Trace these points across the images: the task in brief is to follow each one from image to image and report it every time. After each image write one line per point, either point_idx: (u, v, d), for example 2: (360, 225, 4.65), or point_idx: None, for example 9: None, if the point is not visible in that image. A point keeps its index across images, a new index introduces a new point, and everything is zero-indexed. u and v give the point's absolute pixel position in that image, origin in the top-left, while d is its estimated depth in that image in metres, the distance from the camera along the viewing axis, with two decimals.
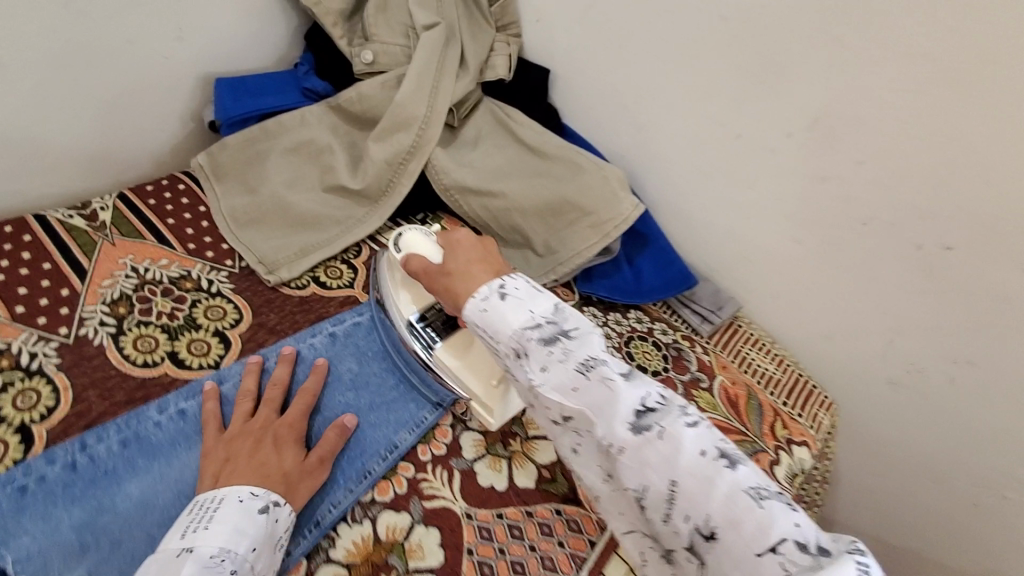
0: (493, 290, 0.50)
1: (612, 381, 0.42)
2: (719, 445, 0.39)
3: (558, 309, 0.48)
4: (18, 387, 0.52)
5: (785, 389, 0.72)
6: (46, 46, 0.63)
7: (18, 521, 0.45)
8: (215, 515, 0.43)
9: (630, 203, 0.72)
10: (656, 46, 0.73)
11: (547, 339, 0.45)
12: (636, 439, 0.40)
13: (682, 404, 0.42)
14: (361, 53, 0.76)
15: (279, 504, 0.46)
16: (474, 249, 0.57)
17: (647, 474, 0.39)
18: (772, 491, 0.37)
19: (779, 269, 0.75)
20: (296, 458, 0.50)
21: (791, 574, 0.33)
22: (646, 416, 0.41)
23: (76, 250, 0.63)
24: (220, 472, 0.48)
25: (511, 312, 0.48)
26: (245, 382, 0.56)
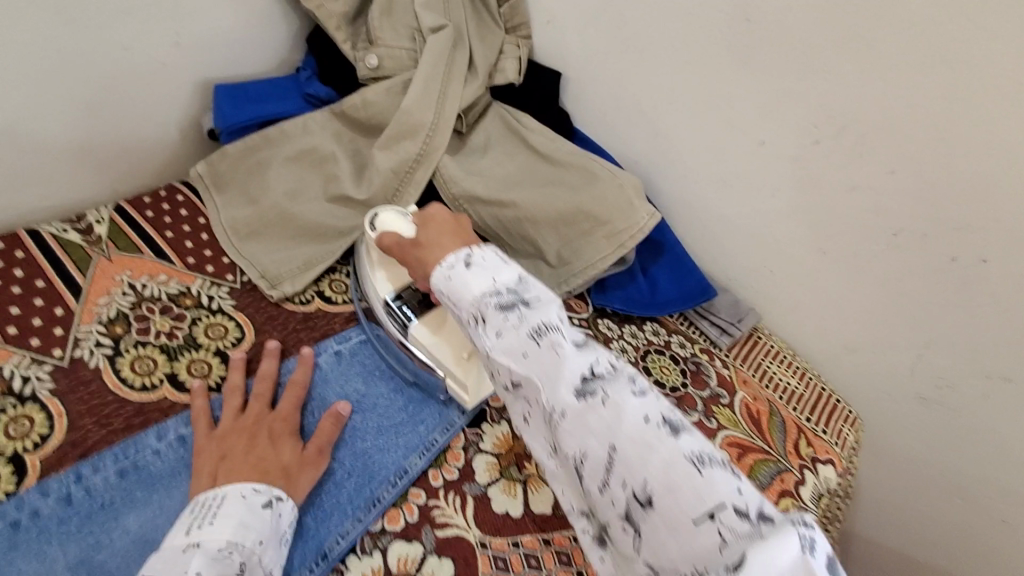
0: (459, 259, 0.50)
1: (562, 347, 0.42)
2: (664, 412, 0.40)
3: (522, 280, 0.48)
4: (10, 414, 0.49)
5: (809, 404, 0.69)
6: (38, 55, 0.60)
7: (11, 559, 0.42)
8: (220, 510, 0.43)
9: (646, 213, 0.69)
10: (674, 48, 0.70)
11: (505, 306, 0.45)
12: (579, 403, 0.40)
13: (631, 374, 0.42)
14: (366, 58, 0.73)
15: (282, 499, 0.46)
16: (448, 222, 0.57)
17: (587, 438, 0.39)
18: (715, 460, 0.37)
19: (802, 280, 0.72)
20: (294, 450, 0.50)
21: (728, 540, 0.34)
22: (592, 382, 0.41)
23: (70, 266, 0.61)
24: (216, 472, 0.47)
25: (473, 279, 0.48)
26: (231, 378, 0.55)
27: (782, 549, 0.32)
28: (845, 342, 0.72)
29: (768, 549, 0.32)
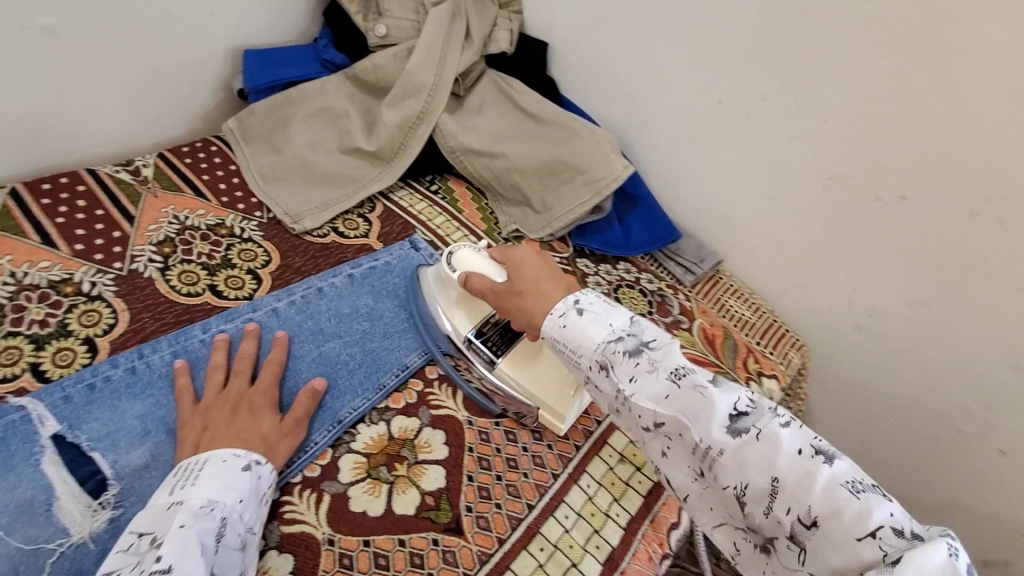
0: (570, 306, 0.51)
1: (706, 389, 0.44)
2: (813, 442, 0.41)
3: (635, 323, 0.50)
4: (82, 307, 0.60)
5: (759, 330, 0.78)
6: (97, 18, 0.70)
7: (88, 409, 0.53)
8: (201, 472, 0.47)
9: (620, 163, 0.80)
10: (645, 18, 0.80)
11: (633, 352, 0.47)
12: (734, 442, 0.42)
13: (772, 406, 0.44)
14: (375, 27, 0.83)
15: (260, 463, 0.50)
16: (543, 268, 0.57)
17: (747, 472, 0.41)
18: (869, 484, 0.39)
19: (756, 224, 0.82)
20: (272, 421, 0.54)
21: (890, 554, 0.36)
22: (740, 419, 0.43)
23: (124, 199, 0.71)
24: (199, 440, 0.51)
25: (591, 327, 0.49)
26: (214, 357, 0.58)
27: (932, 555, 0.34)
28: (795, 281, 0.82)
29: (920, 558, 0.34)
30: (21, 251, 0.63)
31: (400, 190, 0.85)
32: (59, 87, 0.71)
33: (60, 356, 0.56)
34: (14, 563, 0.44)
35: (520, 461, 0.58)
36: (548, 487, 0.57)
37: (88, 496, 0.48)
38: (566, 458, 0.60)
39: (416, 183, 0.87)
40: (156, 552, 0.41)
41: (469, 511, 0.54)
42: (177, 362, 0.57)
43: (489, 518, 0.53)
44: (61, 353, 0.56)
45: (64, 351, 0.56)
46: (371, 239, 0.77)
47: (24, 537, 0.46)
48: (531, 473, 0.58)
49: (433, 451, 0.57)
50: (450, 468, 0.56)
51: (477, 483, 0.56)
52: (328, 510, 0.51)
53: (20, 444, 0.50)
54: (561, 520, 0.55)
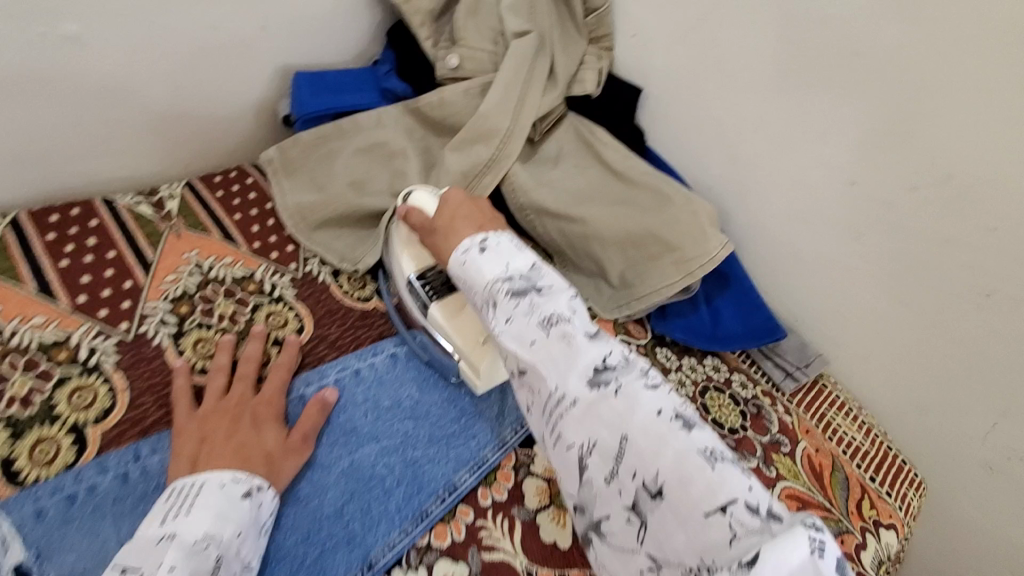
0: (475, 243, 0.52)
1: (575, 339, 0.43)
2: (677, 409, 0.40)
3: (535, 268, 0.50)
4: (74, 383, 0.49)
5: (873, 462, 0.65)
6: (131, 29, 0.60)
7: (64, 533, 0.42)
8: (197, 501, 0.41)
9: (719, 242, 0.67)
10: (766, 75, 0.67)
11: (518, 293, 0.47)
12: (592, 394, 0.40)
13: (644, 369, 0.42)
14: (446, 57, 0.72)
15: (262, 488, 0.45)
16: (464, 204, 0.58)
17: (598, 429, 0.39)
18: (725, 457, 0.37)
19: (875, 329, 0.69)
20: (278, 437, 0.49)
21: (737, 534, 0.33)
22: (605, 373, 0.41)
23: (141, 240, 0.61)
24: (197, 456, 0.45)
25: (488, 264, 0.50)
26: (217, 358, 0.53)
27: (792, 549, 0.31)
28: (919, 400, 0.68)
29: (781, 548, 0.31)
30: (12, 304, 0.52)
31: None
32: (82, 106, 0.61)
33: (40, 451, 0.45)
34: None
35: None
36: None
37: None
38: None
39: None
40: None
41: None
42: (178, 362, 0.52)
43: None
44: (40, 446, 0.46)
45: (45, 443, 0.46)
46: None
47: None
48: None
49: None
50: None
51: None
52: None
53: None
54: None
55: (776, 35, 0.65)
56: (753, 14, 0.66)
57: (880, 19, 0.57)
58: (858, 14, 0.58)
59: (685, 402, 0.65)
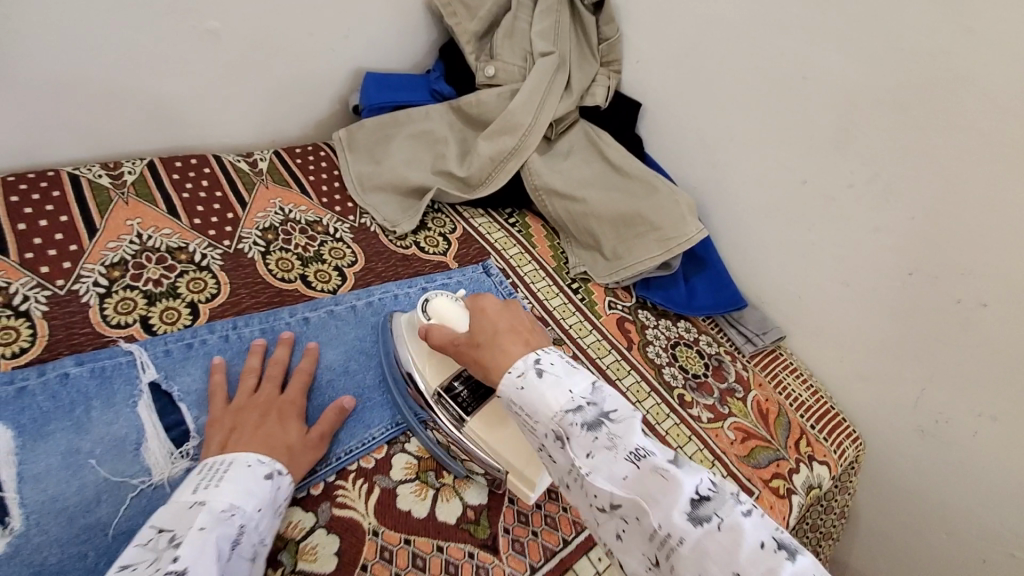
0: (530, 365, 0.49)
1: (667, 470, 0.40)
2: (775, 535, 0.38)
3: (596, 390, 0.47)
4: (191, 275, 0.66)
5: (815, 415, 0.78)
6: (252, 29, 0.80)
7: (184, 365, 0.58)
8: (226, 474, 0.47)
9: (695, 227, 0.82)
10: (739, 93, 0.83)
11: (591, 424, 0.44)
12: (696, 530, 0.37)
13: (734, 492, 0.40)
14: (484, 68, 0.91)
15: (281, 474, 0.50)
16: (501, 316, 0.56)
17: (706, 564, 0.36)
18: None
19: (824, 308, 0.82)
20: (299, 432, 0.54)
21: None
22: (701, 505, 0.39)
23: (240, 185, 0.79)
24: (227, 440, 0.51)
25: (550, 392, 0.46)
26: (250, 360, 0.59)
27: None
28: (858, 369, 0.81)
29: None
30: (148, 216, 0.70)
31: (479, 217, 0.90)
32: (208, 81, 0.81)
33: (167, 314, 0.62)
34: (102, 491, 0.49)
35: (560, 495, 0.60)
36: (585, 526, 0.58)
37: (171, 442, 0.53)
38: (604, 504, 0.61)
39: (496, 214, 0.92)
40: (173, 552, 0.40)
41: (506, 532, 0.56)
42: (214, 358, 0.58)
43: (524, 544, 0.55)
44: (167, 312, 0.62)
45: (170, 310, 0.62)
46: (448, 258, 0.82)
47: (112, 469, 0.50)
48: (570, 508, 0.59)
49: None
50: (493, 486, 0.59)
51: (517, 507, 0.58)
52: (376, 502, 0.54)
53: (122, 384, 0.55)
54: (594, 561, 0.56)
55: (747, 65, 0.81)
56: (730, 48, 0.83)
57: (823, 53, 0.73)
58: (808, 49, 0.75)
59: (658, 349, 0.79)
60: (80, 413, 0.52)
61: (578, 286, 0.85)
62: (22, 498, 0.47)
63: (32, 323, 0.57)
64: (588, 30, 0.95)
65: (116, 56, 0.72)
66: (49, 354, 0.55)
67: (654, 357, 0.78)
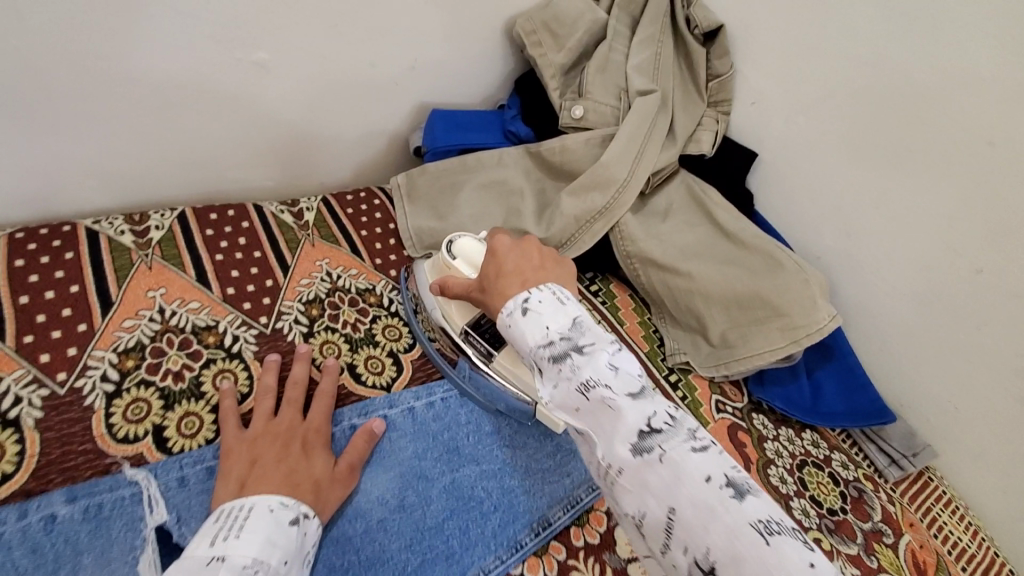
0: (517, 304, 0.45)
1: (616, 402, 0.38)
2: (727, 472, 0.35)
3: (578, 325, 0.43)
4: (218, 366, 0.54)
5: (982, 568, 0.62)
6: (306, 62, 0.68)
7: (203, 500, 0.46)
8: (246, 523, 0.40)
9: (827, 313, 0.65)
10: (893, 152, 0.67)
11: (559, 358, 0.41)
12: (635, 462, 0.36)
13: (693, 427, 0.38)
14: (571, 108, 0.76)
15: (309, 517, 0.44)
16: (512, 251, 0.52)
17: (646, 500, 0.35)
18: (783, 528, 0.32)
19: (995, 431, 0.64)
20: (326, 464, 0.48)
21: None
22: (649, 436, 0.36)
23: (283, 244, 0.67)
24: (246, 479, 0.45)
25: (529, 330, 0.44)
26: (265, 380, 0.53)
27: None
28: None
29: None
30: (174, 286, 0.58)
31: None
32: (252, 120, 0.70)
33: (186, 423, 0.50)
34: None
35: None
36: None
37: None
38: None
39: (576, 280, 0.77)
40: None
41: None
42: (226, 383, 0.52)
43: None
44: (187, 419, 0.50)
45: (190, 417, 0.50)
46: None
47: None
48: None
49: None
50: None
51: None
52: None
53: (122, 530, 0.43)
54: None
55: (910, 121, 0.65)
56: (888, 96, 0.66)
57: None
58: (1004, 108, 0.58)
59: (782, 473, 0.63)
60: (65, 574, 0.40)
61: (676, 379, 0.70)
62: None
63: (20, 435, 0.45)
64: (695, 63, 0.81)
65: (152, 95, 0.61)
66: (37, 484, 0.44)
67: (779, 483, 0.62)
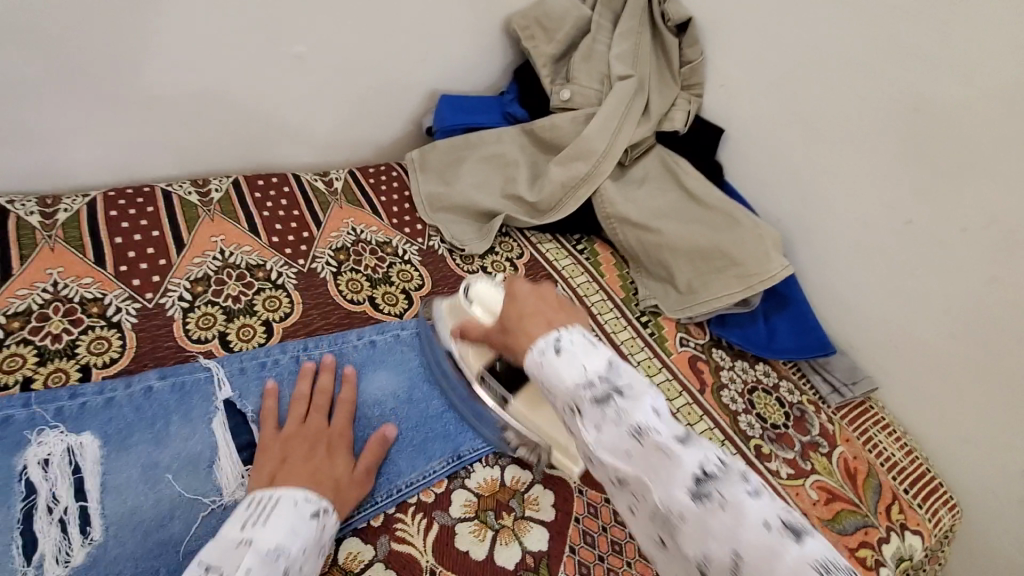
0: (550, 343, 0.44)
1: (669, 447, 0.36)
2: (783, 515, 0.34)
3: (614, 366, 0.42)
4: (267, 292, 0.68)
5: (909, 477, 0.73)
6: (336, 53, 0.82)
7: (259, 384, 0.59)
8: (272, 512, 0.46)
9: (780, 264, 0.76)
10: (835, 122, 0.77)
11: (601, 399, 0.39)
12: (696, 508, 0.34)
13: (746, 472, 0.36)
14: (560, 91, 0.89)
15: (327, 511, 0.49)
16: (534, 294, 0.51)
17: (708, 545, 0.34)
18: (841, 568, 0.32)
19: (922, 362, 0.74)
20: (346, 464, 0.54)
21: None
22: (707, 481, 0.35)
23: (316, 204, 0.81)
24: (275, 471, 0.51)
25: (566, 370, 0.42)
26: (299, 386, 0.59)
27: None
28: (957, 431, 0.73)
29: None
30: (231, 233, 0.73)
31: (547, 242, 0.88)
32: (290, 104, 0.84)
33: (243, 332, 0.64)
34: (174, 507, 0.50)
35: (625, 548, 0.57)
36: None
37: (242, 462, 0.54)
38: None
39: (564, 239, 0.89)
40: None
41: None
42: (268, 384, 0.58)
43: None
44: (244, 329, 0.64)
45: (246, 327, 0.64)
46: None
47: (185, 485, 0.51)
48: (634, 563, 0.57)
49: (539, 510, 0.58)
50: (553, 533, 0.56)
51: (579, 557, 0.55)
52: (435, 540, 0.53)
53: (199, 400, 0.56)
54: None
55: (846, 95, 0.75)
56: (828, 73, 0.77)
57: (941, 84, 0.67)
58: (920, 78, 0.68)
59: (734, 394, 0.75)
60: (161, 426, 0.54)
61: (647, 320, 0.81)
62: (103, 509, 0.49)
63: (122, 334, 0.60)
64: (669, 52, 0.93)
65: (212, 82, 0.76)
66: (136, 366, 0.58)
67: (730, 402, 0.74)
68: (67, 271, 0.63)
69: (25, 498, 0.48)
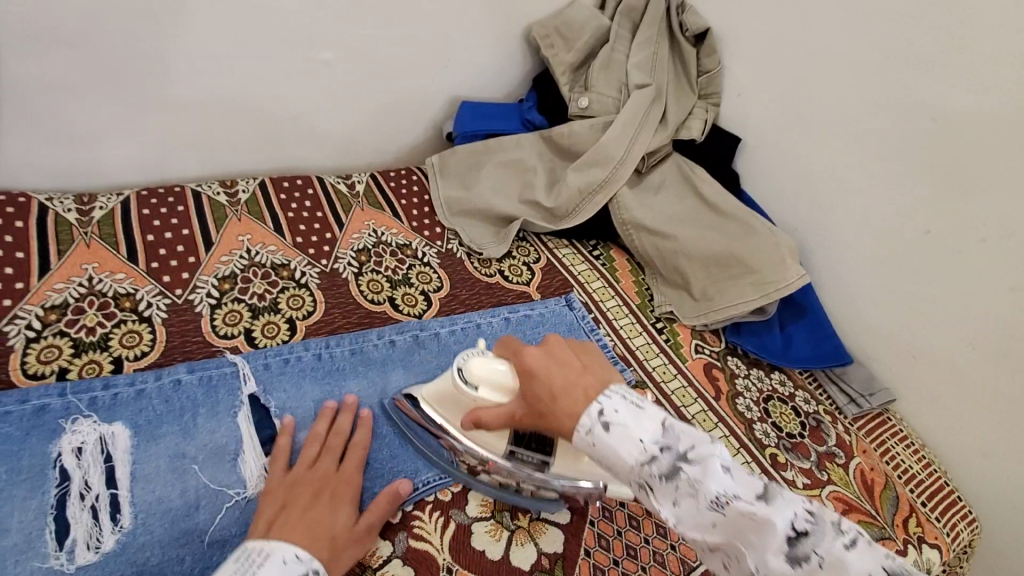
0: (595, 418, 0.42)
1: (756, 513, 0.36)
2: (884, 564, 0.34)
3: (669, 428, 0.41)
4: (291, 291, 0.70)
5: (926, 490, 0.72)
6: (360, 60, 0.85)
7: (282, 380, 0.61)
8: (257, 571, 0.43)
9: (797, 272, 0.76)
10: (852, 132, 0.77)
11: (669, 473, 0.39)
12: (796, 572, 0.35)
13: (836, 519, 0.37)
14: (578, 99, 0.90)
15: (320, 575, 0.45)
16: (550, 359, 0.47)
17: None
18: None
19: (939, 371, 0.74)
20: (348, 519, 0.51)
21: None
22: (800, 541, 0.35)
23: (339, 206, 0.83)
24: (274, 519, 0.49)
25: (622, 445, 0.40)
26: (317, 425, 0.57)
27: None
28: (976, 441, 0.72)
29: None
30: (257, 233, 0.75)
31: (564, 248, 0.89)
32: (315, 107, 0.86)
33: (268, 329, 0.66)
34: (202, 497, 0.52)
35: (639, 553, 0.57)
36: None
37: (267, 455, 0.56)
38: (689, 565, 0.57)
39: (581, 245, 0.90)
40: None
41: None
42: (286, 419, 0.57)
43: None
44: (268, 326, 0.66)
45: (271, 325, 0.66)
46: (531, 289, 0.81)
47: (212, 476, 0.53)
48: (650, 568, 0.56)
49: (554, 513, 0.58)
50: (568, 535, 0.57)
51: (593, 560, 0.56)
52: (451, 538, 0.54)
53: (226, 394, 0.58)
54: None
55: (863, 104, 0.76)
56: (845, 83, 0.77)
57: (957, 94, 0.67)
58: (936, 88, 0.69)
59: (749, 403, 0.75)
60: (189, 418, 0.56)
61: (662, 326, 0.82)
62: (133, 497, 0.50)
63: (153, 328, 0.62)
64: (686, 61, 0.93)
65: (240, 85, 0.79)
66: (166, 359, 0.60)
67: (745, 410, 0.74)
68: (101, 266, 0.66)
69: (60, 483, 0.49)
